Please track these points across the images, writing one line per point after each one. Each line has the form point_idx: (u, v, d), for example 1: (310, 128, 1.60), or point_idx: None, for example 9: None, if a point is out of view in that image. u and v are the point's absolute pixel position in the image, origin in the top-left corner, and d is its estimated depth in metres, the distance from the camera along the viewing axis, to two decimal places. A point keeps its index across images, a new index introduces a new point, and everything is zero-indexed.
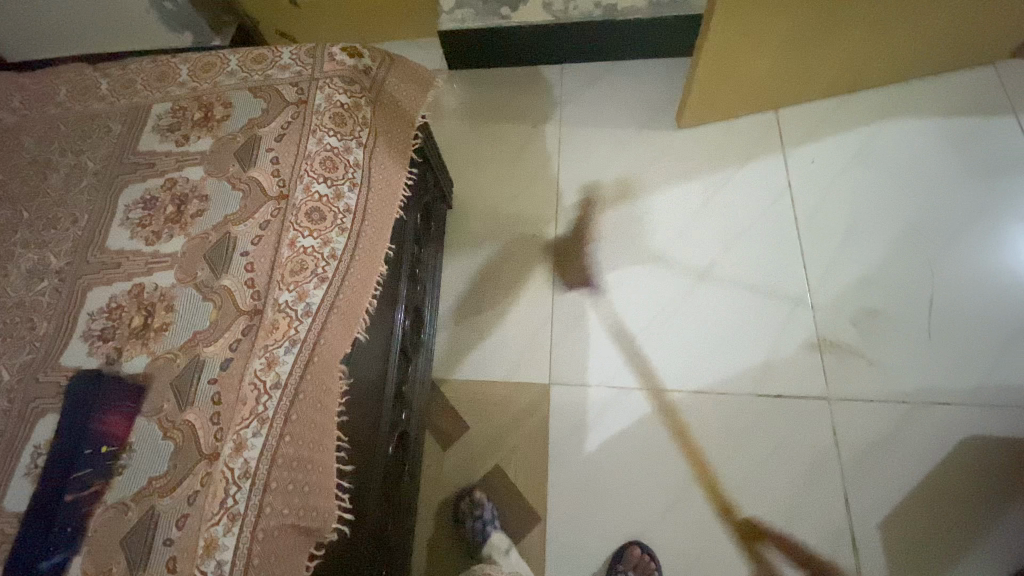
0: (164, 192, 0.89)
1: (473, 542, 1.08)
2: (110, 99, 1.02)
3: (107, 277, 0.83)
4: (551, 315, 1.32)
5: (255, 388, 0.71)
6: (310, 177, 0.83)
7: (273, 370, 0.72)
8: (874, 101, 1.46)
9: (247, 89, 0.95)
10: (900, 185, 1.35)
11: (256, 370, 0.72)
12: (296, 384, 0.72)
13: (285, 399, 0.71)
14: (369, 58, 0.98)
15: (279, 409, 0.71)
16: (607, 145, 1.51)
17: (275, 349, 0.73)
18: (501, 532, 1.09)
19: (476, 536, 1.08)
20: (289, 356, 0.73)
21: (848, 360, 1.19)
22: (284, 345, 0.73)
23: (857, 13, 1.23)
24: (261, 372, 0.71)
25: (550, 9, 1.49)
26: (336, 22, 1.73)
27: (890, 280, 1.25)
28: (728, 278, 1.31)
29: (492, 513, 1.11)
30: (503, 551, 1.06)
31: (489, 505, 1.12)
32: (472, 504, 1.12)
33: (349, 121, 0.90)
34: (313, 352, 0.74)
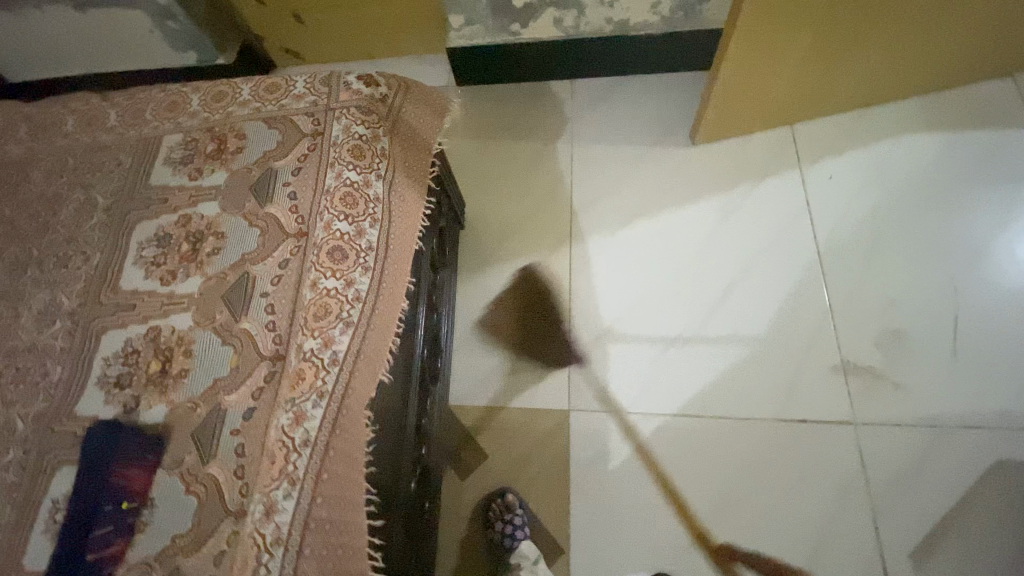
0: (178, 228, 0.86)
1: (502, 546, 1.07)
2: (119, 130, 0.99)
3: (122, 319, 0.81)
4: (569, 339, 1.29)
5: (283, 446, 0.68)
6: (331, 214, 0.81)
7: (301, 427, 0.69)
8: (891, 115, 1.44)
9: (260, 119, 0.92)
10: (920, 201, 1.34)
11: (283, 426, 0.69)
12: (326, 441, 0.69)
13: (315, 458, 0.68)
14: (385, 85, 0.95)
15: (310, 469, 0.68)
16: (621, 163, 1.48)
17: (303, 403, 0.70)
18: (530, 542, 1.07)
19: (506, 540, 1.07)
20: (317, 410, 0.70)
21: (872, 382, 1.19)
22: (312, 399, 0.71)
23: (877, 29, 1.22)
24: (289, 429, 0.69)
25: (562, 25, 1.47)
26: (341, 39, 1.70)
27: (912, 302, 1.25)
28: (748, 299, 1.29)
29: (523, 520, 1.10)
30: (532, 562, 1.04)
31: (521, 511, 1.11)
32: (504, 507, 1.11)
33: (368, 153, 0.88)
34: (342, 406, 0.71)
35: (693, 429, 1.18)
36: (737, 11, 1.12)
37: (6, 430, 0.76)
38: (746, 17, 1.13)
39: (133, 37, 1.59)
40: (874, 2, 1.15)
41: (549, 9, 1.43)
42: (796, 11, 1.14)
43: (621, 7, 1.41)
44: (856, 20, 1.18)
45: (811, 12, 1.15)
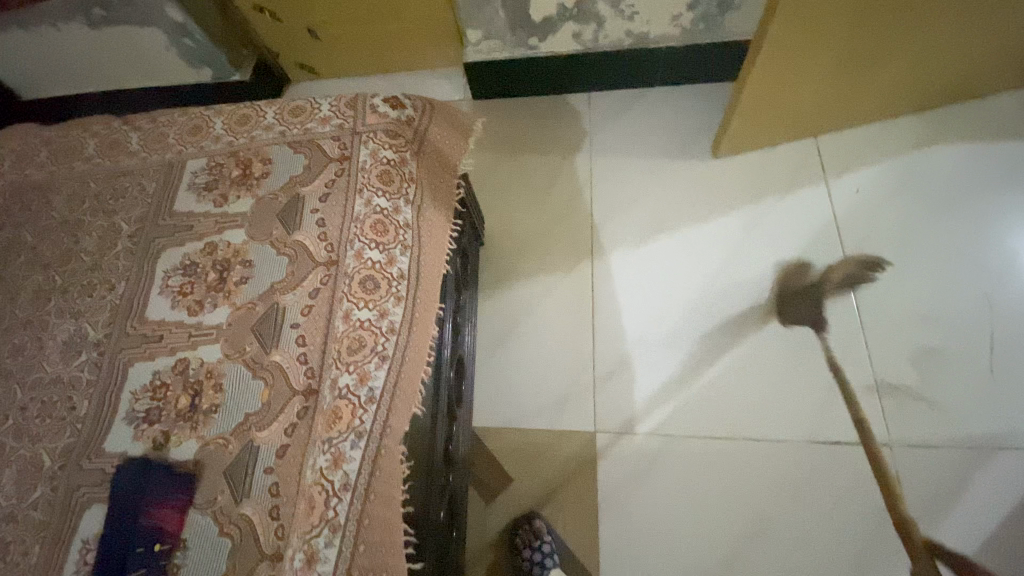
0: (205, 257, 0.85)
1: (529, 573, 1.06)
2: (142, 154, 0.98)
3: (148, 351, 0.79)
4: (593, 358, 1.27)
5: (322, 490, 0.66)
6: (362, 243, 0.80)
7: (340, 469, 0.68)
8: (917, 125, 1.41)
9: (286, 143, 0.91)
10: (950, 214, 1.31)
11: (321, 468, 0.67)
12: (366, 483, 0.67)
13: (356, 502, 0.67)
14: (411, 107, 0.94)
15: (350, 515, 0.66)
16: (643, 176, 1.46)
17: (340, 444, 0.69)
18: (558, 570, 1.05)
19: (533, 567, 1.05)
20: (355, 451, 0.68)
21: (906, 402, 1.16)
22: (349, 439, 0.69)
23: (908, 40, 1.20)
24: (327, 472, 0.67)
25: (580, 39, 1.45)
26: (356, 54, 1.69)
27: (946, 319, 1.22)
28: (776, 317, 1.26)
29: (551, 547, 1.07)
30: None
31: (550, 538, 1.09)
32: (532, 534, 1.09)
33: (396, 178, 0.87)
34: (381, 446, 0.69)
35: (723, 451, 1.16)
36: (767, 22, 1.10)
37: (32, 466, 0.75)
38: (776, 28, 1.11)
39: (149, 55, 1.59)
40: (906, 13, 1.13)
41: (568, 23, 1.41)
42: (827, 22, 1.12)
43: (641, 21, 1.39)
44: (887, 30, 1.16)
45: (842, 23, 1.13)
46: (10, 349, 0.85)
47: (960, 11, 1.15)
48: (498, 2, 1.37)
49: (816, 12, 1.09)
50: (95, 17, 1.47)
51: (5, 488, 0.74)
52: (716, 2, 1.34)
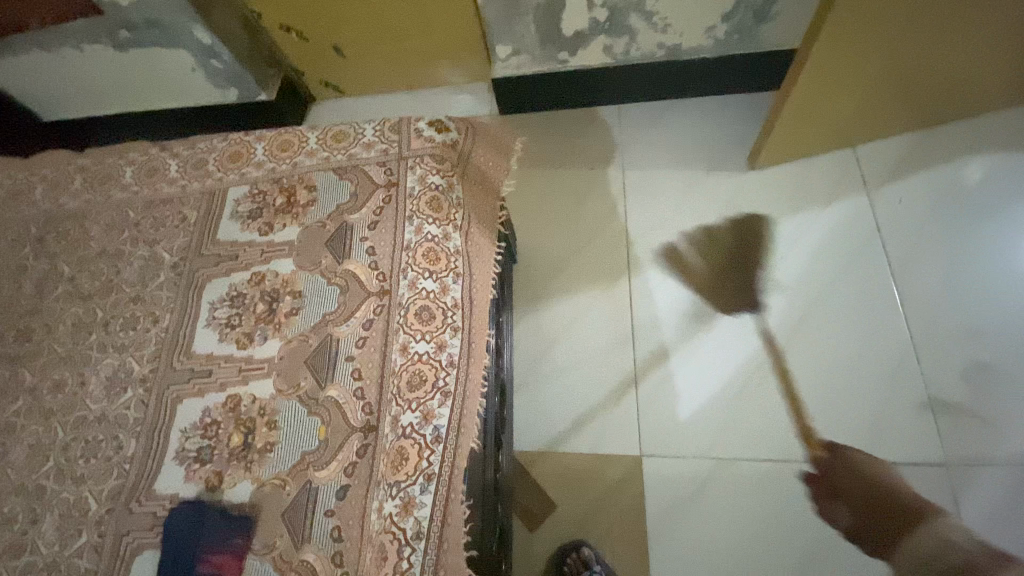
0: (252, 288, 0.83)
1: None
2: (181, 182, 0.96)
3: (198, 387, 0.77)
4: (634, 377, 1.24)
5: (394, 539, 0.65)
6: (415, 271, 0.78)
7: (411, 515, 0.66)
8: (962, 133, 1.38)
9: (330, 169, 0.90)
10: (999, 223, 1.27)
11: (391, 515, 0.65)
12: (439, 533, 0.65)
13: (429, 552, 0.64)
14: (455, 130, 0.93)
15: (425, 566, 0.64)
16: (677, 190, 1.44)
17: (409, 488, 0.67)
18: None
19: None
20: (425, 496, 0.66)
21: (964, 421, 1.11)
22: (418, 483, 0.67)
23: (963, 46, 1.16)
24: (397, 519, 0.65)
25: (611, 52, 1.43)
26: (381, 70, 1.68)
27: (999, 333, 1.18)
28: (823, 335, 1.23)
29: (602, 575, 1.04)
30: None
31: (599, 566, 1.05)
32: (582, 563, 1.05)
33: (445, 204, 0.85)
34: (450, 492, 0.67)
35: (772, 474, 1.12)
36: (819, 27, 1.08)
37: (79, 509, 0.73)
38: (827, 33, 1.08)
39: (175, 76, 1.59)
40: (963, 18, 1.10)
41: (599, 37, 1.39)
42: (881, 28, 1.09)
43: (674, 32, 1.37)
44: (943, 36, 1.13)
45: (896, 29, 1.10)
46: (51, 385, 0.83)
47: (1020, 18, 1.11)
48: (529, 17, 1.35)
49: (870, 18, 1.06)
50: (122, 39, 1.46)
51: (51, 532, 0.72)
52: (752, 12, 1.31)
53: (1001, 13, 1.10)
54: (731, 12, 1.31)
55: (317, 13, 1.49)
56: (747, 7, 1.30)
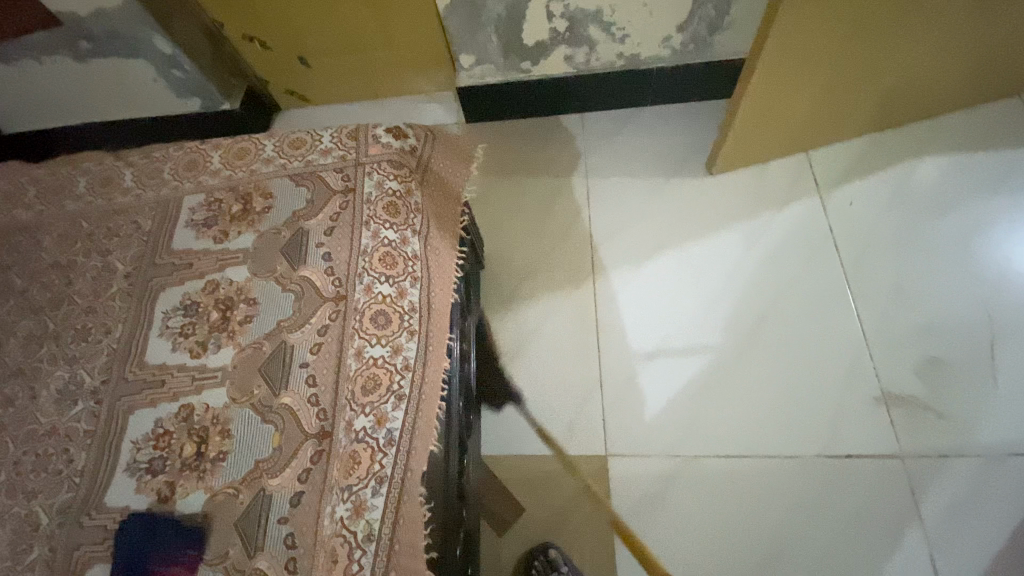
0: (206, 296, 0.82)
1: None
2: (137, 191, 0.95)
3: (149, 398, 0.76)
4: (600, 379, 1.26)
5: (346, 542, 0.65)
6: (371, 276, 0.79)
7: (362, 518, 0.66)
8: (906, 138, 1.45)
9: (287, 176, 0.90)
10: (943, 223, 1.34)
11: (343, 519, 0.65)
12: (391, 534, 0.65)
13: (381, 554, 0.65)
14: (413, 137, 0.94)
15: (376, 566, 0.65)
16: (639, 195, 1.48)
17: (361, 492, 0.67)
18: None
19: None
20: (377, 499, 0.67)
21: (916, 414, 1.16)
22: (370, 486, 0.67)
23: (898, 55, 1.23)
24: (349, 522, 0.65)
25: (572, 62, 1.47)
26: (347, 80, 1.69)
27: (947, 328, 1.23)
28: (780, 333, 1.27)
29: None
30: None
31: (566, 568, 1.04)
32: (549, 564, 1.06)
33: (402, 210, 0.86)
34: (404, 494, 0.67)
35: (734, 469, 1.15)
36: (765, 40, 1.12)
37: (28, 525, 0.71)
38: (773, 45, 1.13)
39: (138, 87, 1.57)
40: (896, 30, 1.16)
41: (560, 47, 1.43)
42: (822, 39, 1.15)
43: (632, 43, 1.41)
44: (878, 46, 1.19)
45: (837, 39, 1.16)
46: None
47: (947, 27, 1.19)
48: (491, 28, 1.38)
49: (812, 30, 1.12)
50: (81, 50, 1.44)
51: None
52: (705, 24, 1.36)
53: (930, 22, 1.17)
54: (686, 23, 1.36)
55: (281, 23, 1.49)
56: (701, 19, 1.35)
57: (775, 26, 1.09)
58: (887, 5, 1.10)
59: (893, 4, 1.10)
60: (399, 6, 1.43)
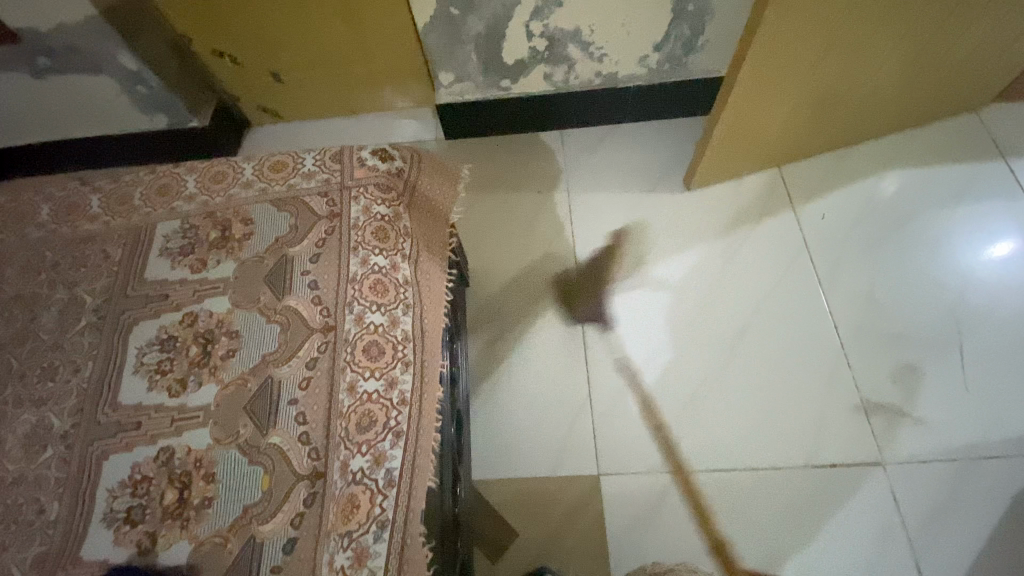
0: (184, 329, 0.78)
1: None
2: (104, 218, 0.90)
3: (125, 441, 0.71)
4: (589, 396, 1.26)
5: None
6: (362, 305, 0.76)
7: (365, 566, 0.63)
8: (870, 152, 1.52)
9: (268, 201, 0.87)
10: (909, 233, 1.40)
11: (343, 567, 0.62)
12: None
13: None
14: (400, 159, 0.93)
15: None
16: (621, 210, 1.49)
17: (362, 537, 0.64)
18: None
19: None
20: (379, 545, 0.64)
21: (894, 421, 1.20)
22: (371, 531, 0.64)
23: (864, 74, 1.29)
24: (350, 571, 0.62)
25: (551, 80, 1.48)
26: (323, 96, 1.66)
27: (918, 334, 1.28)
28: (761, 345, 1.29)
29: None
30: None
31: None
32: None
33: (391, 234, 0.84)
34: (406, 537, 0.65)
35: (723, 482, 1.16)
36: (744, 54, 1.14)
37: None
38: (751, 59, 1.15)
39: (100, 104, 1.50)
40: (863, 47, 1.21)
41: (540, 65, 1.43)
42: (797, 53, 1.18)
43: (610, 61, 1.43)
44: (846, 62, 1.24)
45: (809, 55, 1.19)
46: None
47: (909, 46, 1.25)
48: (470, 46, 1.37)
49: (788, 45, 1.14)
50: (38, 66, 1.37)
51: None
52: (680, 44, 1.39)
53: (894, 41, 1.22)
54: (662, 43, 1.39)
55: (252, 39, 1.45)
56: (676, 39, 1.37)
57: (754, 39, 1.11)
58: (857, 23, 1.14)
59: (862, 25, 1.15)
60: (375, 23, 1.41)
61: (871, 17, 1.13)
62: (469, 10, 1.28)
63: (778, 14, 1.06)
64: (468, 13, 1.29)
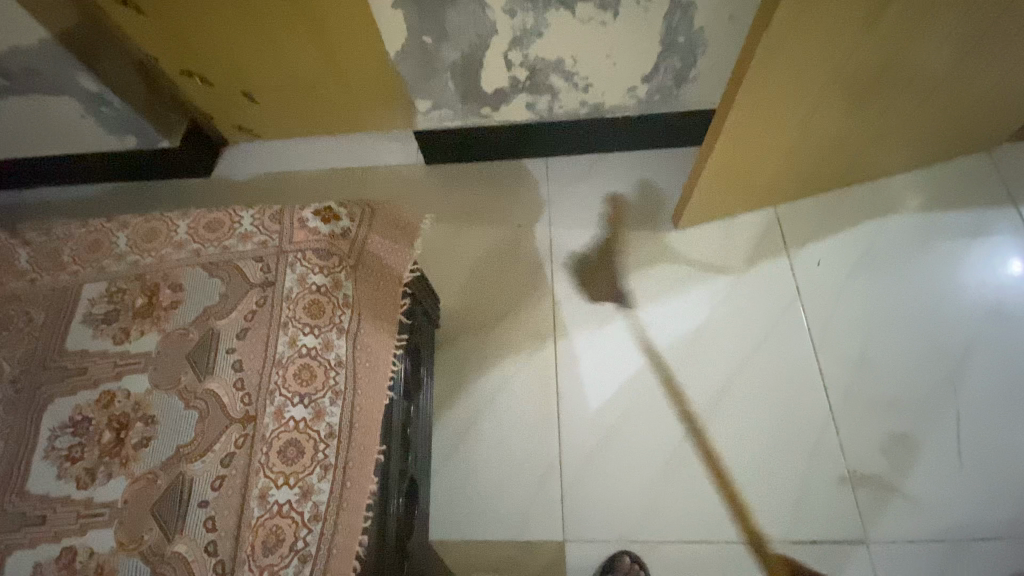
0: (100, 411, 0.73)
1: None
2: (31, 275, 0.85)
3: (30, 537, 0.67)
4: (560, 453, 1.20)
5: None
6: (283, 396, 0.71)
7: None
8: (874, 193, 1.42)
9: (200, 265, 0.81)
10: (910, 286, 1.30)
11: None
12: None
13: None
14: (347, 218, 0.84)
15: None
16: (603, 249, 1.41)
17: None
18: None
19: None
20: None
21: (882, 495, 1.12)
22: None
23: (870, 113, 1.18)
24: None
25: (535, 109, 1.38)
26: (299, 117, 1.58)
27: (913, 399, 1.19)
28: (744, 406, 1.21)
29: None
30: None
31: None
32: None
33: (327, 308, 0.77)
34: None
35: (695, 551, 1.10)
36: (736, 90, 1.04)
37: None
38: (745, 94, 1.05)
39: (66, 124, 1.45)
40: (871, 84, 1.10)
41: (521, 94, 1.34)
42: (797, 89, 1.07)
43: (596, 92, 1.34)
44: (853, 99, 1.13)
45: (811, 91, 1.08)
46: None
47: (921, 83, 1.14)
48: (446, 74, 1.28)
49: (786, 80, 1.04)
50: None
51: None
52: (671, 75, 1.29)
53: (906, 78, 1.11)
54: (652, 75, 1.29)
55: (219, 59, 1.37)
56: (666, 70, 1.28)
57: (747, 73, 1.00)
58: (865, 59, 1.03)
59: (866, 66, 1.05)
60: (346, 46, 1.32)
61: (880, 53, 1.02)
62: (443, 39, 1.20)
63: (773, 47, 0.96)
64: (442, 42, 1.20)
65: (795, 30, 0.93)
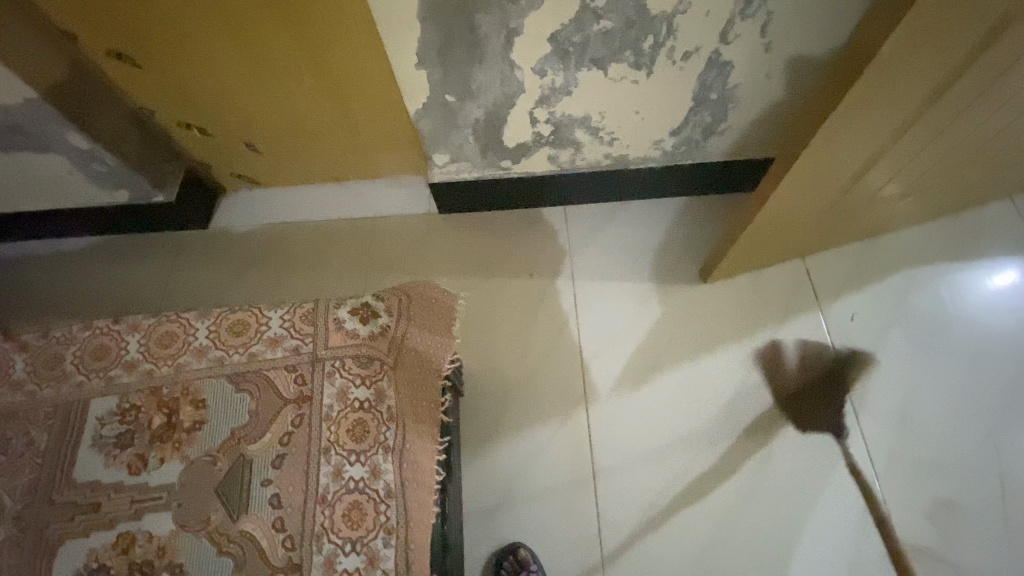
0: (116, 556, 0.83)
1: None
2: (31, 385, 0.92)
3: None
4: (599, 531, 1.15)
5: None
6: (335, 545, 0.83)
7: None
8: (904, 242, 1.38)
9: (225, 375, 0.92)
10: (947, 344, 1.27)
11: None
12: None
13: None
14: (386, 316, 0.97)
15: None
16: (630, 304, 1.36)
17: None
18: None
19: None
20: None
21: (932, 568, 1.09)
22: None
23: (926, 176, 1.10)
24: None
25: (556, 161, 1.33)
26: (303, 163, 1.49)
27: (955, 465, 1.16)
28: (786, 474, 1.17)
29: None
30: None
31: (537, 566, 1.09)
32: (518, 563, 1.09)
33: (371, 425, 0.90)
34: None
35: None
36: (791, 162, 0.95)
37: None
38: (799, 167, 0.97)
39: (53, 180, 1.34)
40: (935, 155, 1.01)
41: (544, 148, 1.28)
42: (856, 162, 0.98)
43: (620, 144, 1.29)
44: (912, 168, 1.04)
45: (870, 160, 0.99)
46: None
47: (986, 147, 1.05)
48: (467, 129, 1.22)
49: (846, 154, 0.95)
50: None
51: None
52: (700, 129, 1.25)
53: (966, 147, 1.02)
54: (679, 128, 1.25)
55: (217, 110, 1.28)
56: (695, 124, 1.24)
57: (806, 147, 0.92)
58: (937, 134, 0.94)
59: (934, 140, 0.96)
60: (354, 81, 1.22)
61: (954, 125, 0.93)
62: (467, 96, 1.13)
63: (843, 119, 0.86)
64: (465, 99, 1.13)
65: (863, 109, 0.83)
